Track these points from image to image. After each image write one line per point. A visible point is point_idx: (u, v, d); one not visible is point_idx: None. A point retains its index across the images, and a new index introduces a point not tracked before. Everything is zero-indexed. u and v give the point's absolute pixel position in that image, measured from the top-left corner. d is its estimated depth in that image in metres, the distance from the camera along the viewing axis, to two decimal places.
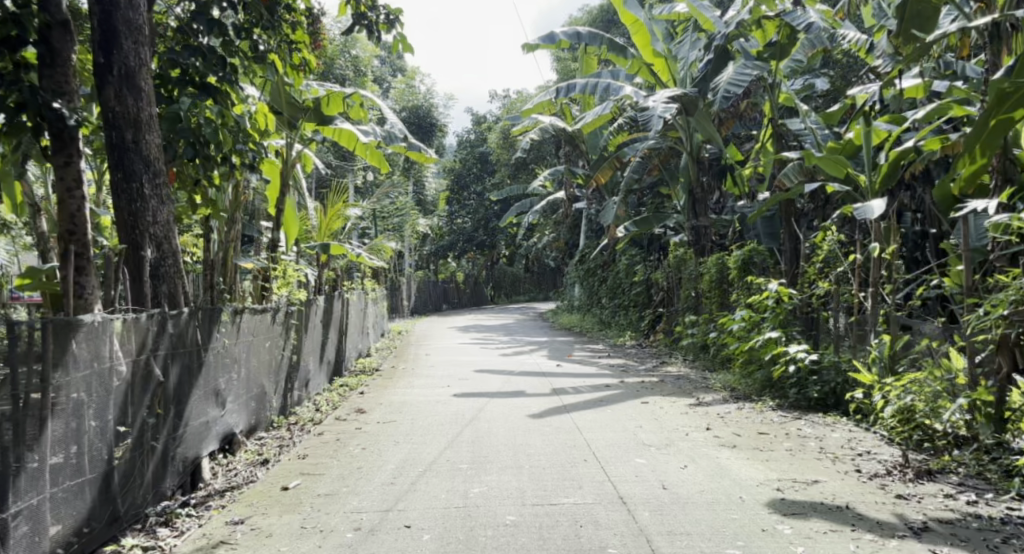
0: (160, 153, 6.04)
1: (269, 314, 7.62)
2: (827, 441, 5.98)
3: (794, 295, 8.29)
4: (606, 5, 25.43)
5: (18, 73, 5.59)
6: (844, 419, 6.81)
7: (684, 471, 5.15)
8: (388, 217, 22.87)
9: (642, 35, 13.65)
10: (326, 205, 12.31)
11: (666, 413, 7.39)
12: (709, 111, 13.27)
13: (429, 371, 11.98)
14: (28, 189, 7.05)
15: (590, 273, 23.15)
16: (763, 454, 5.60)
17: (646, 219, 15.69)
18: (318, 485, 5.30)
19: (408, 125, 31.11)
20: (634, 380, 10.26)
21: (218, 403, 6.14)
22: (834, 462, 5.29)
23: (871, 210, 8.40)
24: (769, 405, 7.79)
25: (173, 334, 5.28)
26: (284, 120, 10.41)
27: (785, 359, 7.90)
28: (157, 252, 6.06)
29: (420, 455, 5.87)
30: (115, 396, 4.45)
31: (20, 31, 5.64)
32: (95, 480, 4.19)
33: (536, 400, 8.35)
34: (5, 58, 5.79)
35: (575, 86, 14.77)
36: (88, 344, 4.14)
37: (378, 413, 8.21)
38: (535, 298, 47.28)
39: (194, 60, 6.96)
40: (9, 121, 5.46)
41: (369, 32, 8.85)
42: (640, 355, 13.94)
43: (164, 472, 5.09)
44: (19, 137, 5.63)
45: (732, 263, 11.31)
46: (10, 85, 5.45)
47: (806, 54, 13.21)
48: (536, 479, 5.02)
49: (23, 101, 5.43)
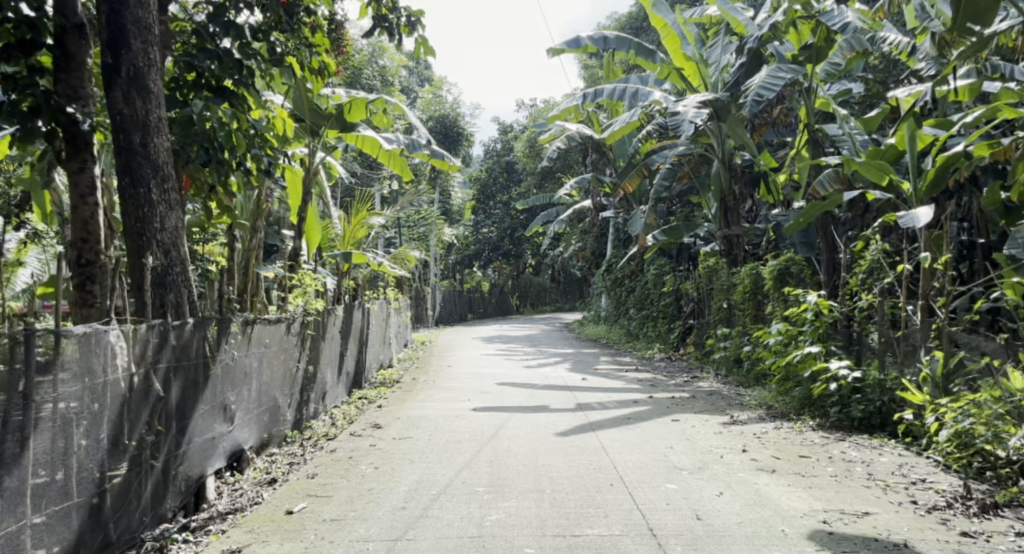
0: (169, 157, 5.81)
1: (283, 324, 7.35)
2: (875, 466, 5.51)
3: (834, 307, 7.81)
4: (635, 12, 25.07)
5: (32, 76, 5.34)
6: (892, 442, 6.34)
7: (719, 499, 4.74)
8: (415, 225, 22.71)
9: (671, 38, 13.29)
10: (349, 213, 12.03)
11: (698, 432, 6.95)
12: (741, 116, 12.85)
13: (451, 384, 11.65)
14: (55, 198, 7.02)
15: (618, 283, 22.71)
16: (806, 481, 5.15)
17: (676, 228, 15.08)
18: (326, 508, 4.98)
19: (435, 135, 30.96)
20: (663, 395, 9.82)
21: (226, 418, 5.87)
22: (885, 491, 4.83)
23: (916, 218, 7.99)
24: (808, 425, 7.32)
25: (176, 346, 5.02)
26: (306, 127, 10.17)
27: (825, 376, 7.43)
28: (164, 260, 5.78)
29: (435, 476, 5.53)
30: (109, 412, 4.18)
31: (35, 35, 5.32)
32: (85, 504, 3.91)
33: (559, 417, 7.96)
34: (18, 63, 5.46)
35: (603, 91, 14.39)
36: (80, 356, 3.88)
37: (395, 428, 7.90)
38: (561, 308, 46.82)
39: (210, 63, 6.80)
40: (23, 125, 5.07)
41: (391, 35, 8.57)
42: (669, 370, 13.47)
43: (164, 492, 4.82)
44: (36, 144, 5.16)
45: (766, 274, 10.81)
46: (23, 88, 5.22)
47: (845, 57, 12.65)
48: (558, 506, 4.65)
49: (36, 106, 5.18)
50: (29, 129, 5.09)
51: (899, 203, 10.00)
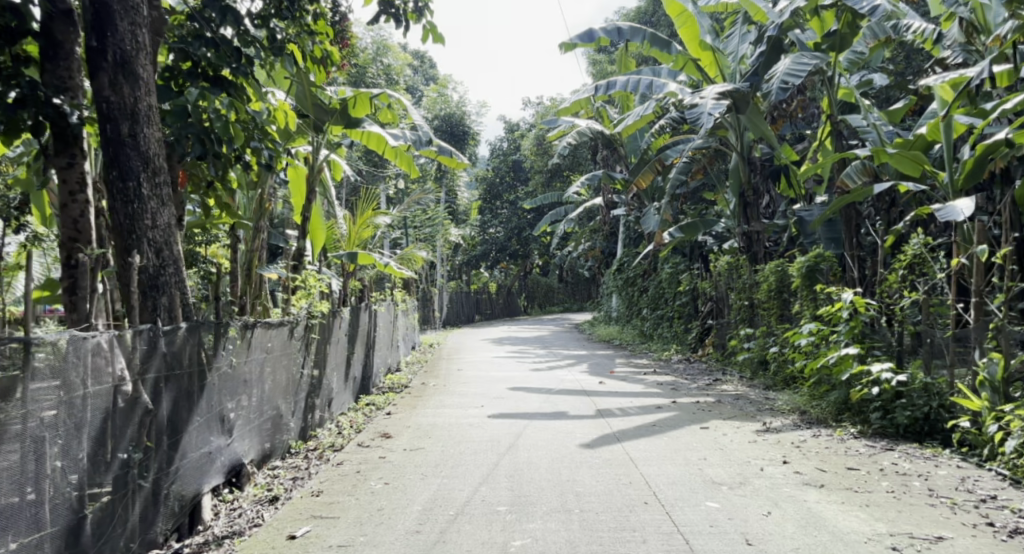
0: (161, 148, 5.38)
1: (286, 328, 6.91)
2: (934, 480, 5.03)
3: (873, 305, 7.30)
4: (644, 6, 24.75)
5: (17, 66, 4.99)
6: (947, 452, 5.89)
7: (768, 520, 4.28)
8: (421, 226, 22.28)
9: (688, 27, 12.74)
10: (355, 212, 11.52)
11: (732, 442, 6.49)
12: (760, 108, 12.29)
13: (462, 388, 11.22)
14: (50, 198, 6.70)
15: (630, 282, 22.33)
16: (861, 498, 4.68)
17: (692, 225, 14.52)
18: (333, 532, 4.52)
19: (440, 133, 30.56)
20: (687, 400, 9.34)
21: (224, 430, 5.44)
22: (954, 510, 4.36)
23: (958, 211, 7.52)
24: (848, 433, 6.88)
25: (166, 353, 4.57)
26: (310, 123, 9.50)
27: (866, 380, 6.98)
28: (156, 259, 5.34)
29: (452, 494, 5.09)
30: (91, 427, 3.75)
31: (18, 21, 5.00)
32: (62, 534, 3.45)
33: (580, 424, 7.51)
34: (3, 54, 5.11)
35: (616, 85, 13.87)
36: (55, 366, 3.44)
37: (405, 437, 7.47)
38: (569, 308, 46.16)
39: (205, 51, 6.33)
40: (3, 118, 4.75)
41: (398, 22, 8.13)
42: (689, 372, 12.99)
43: (154, 514, 4.38)
44: (17, 141, 4.85)
45: (794, 271, 10.21)
46: (8, 78, 4.85)
47: (868, 45, 12.19)
48: (590, 530, 4.18)
49: (22, 97, 4.82)
50: (13, 123, 4.79)
51: (933, 196, 9.51)
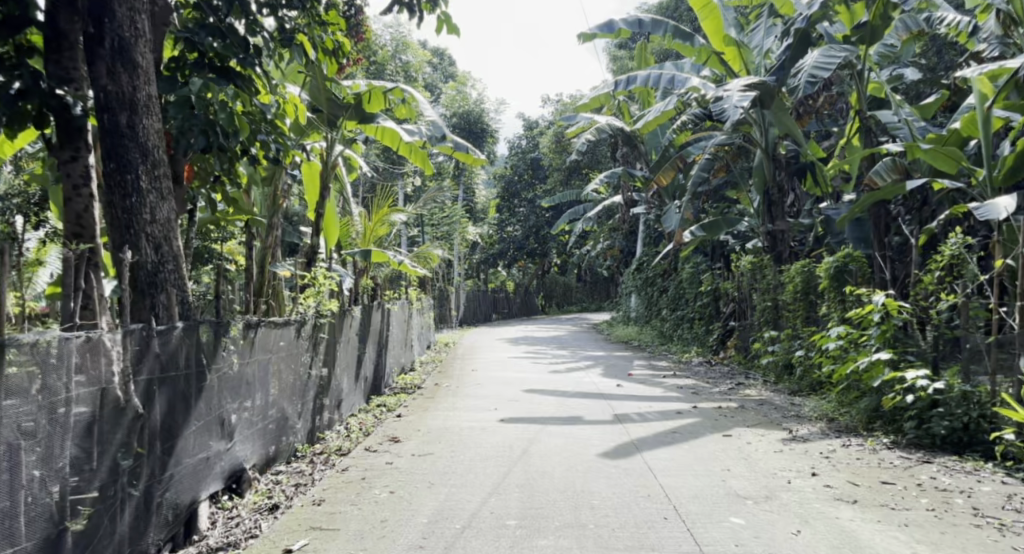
0: (161, 140, 5.17)
1: (293, 326, 6.68)
2: (979, 498, 4.68)
3: (907, 308, 6.94)
4: (666, 2, 24.36)
5: (20, 56, 4.81)
6: (989, 467, 5.56)
7: (798, 539, 3.96)
8: (438, 224, 22.06)
9: (711, 21, 12.30)
10: (371, 210, 11.33)
11: (757, 450, 6.19)
12: (786, 103, 11.87)
13: (477, 389, 10.98)
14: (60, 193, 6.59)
15: (650, 283, 21.96)
16: (899, 515, 4.35)
17: (714, 223, 14.15)
18: (331, 546, 4.26)
19: (459, 132, 30.33)
20: (709, 405, 9.01)
21: (224, 434, 5.22)
22: (1003, 532, 4.02)
23: (998, 209, 7.14)
24: (882, 444, 6.55)
25: (160, 354, 4.34)
26: (323, 118, 9.27)
27: (900, 387, 6.64)
28: (155, 255, 5.13)
29: (459, 505, 4.83)
30: (74, 433, 3.52)
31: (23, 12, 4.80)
32: (40, 548, 3.22)
33: (597, 430, 7.23)
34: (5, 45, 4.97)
35: (636, 79, 13.50)
36: (33, 368, 3.21)
37: (417, 441, 7.24)
38: (587, 308, 45.68)
39: (212, 41, 5.97)
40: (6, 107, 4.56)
41: (411, 13, 7.86)
42: (711, 375, 12.63)
43: (146, 524, 4.16)
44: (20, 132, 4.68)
45: (821, 272, 9.82)
46: (11, 69, 4.68)
47: (900, 38, 11.77)
48: (605, 547, 3.90)
49: (25, 88, 4.63)
50: (14, 114, 4.60)
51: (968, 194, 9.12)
